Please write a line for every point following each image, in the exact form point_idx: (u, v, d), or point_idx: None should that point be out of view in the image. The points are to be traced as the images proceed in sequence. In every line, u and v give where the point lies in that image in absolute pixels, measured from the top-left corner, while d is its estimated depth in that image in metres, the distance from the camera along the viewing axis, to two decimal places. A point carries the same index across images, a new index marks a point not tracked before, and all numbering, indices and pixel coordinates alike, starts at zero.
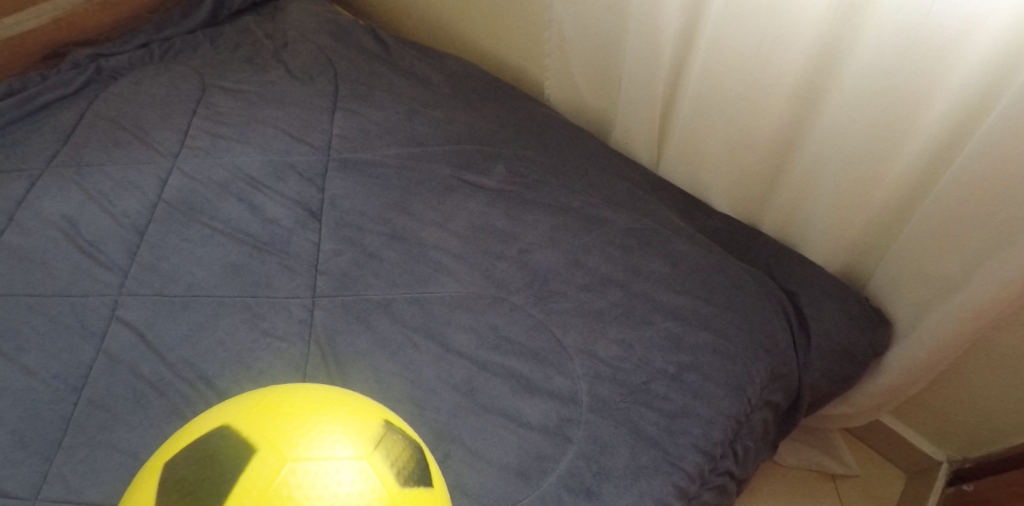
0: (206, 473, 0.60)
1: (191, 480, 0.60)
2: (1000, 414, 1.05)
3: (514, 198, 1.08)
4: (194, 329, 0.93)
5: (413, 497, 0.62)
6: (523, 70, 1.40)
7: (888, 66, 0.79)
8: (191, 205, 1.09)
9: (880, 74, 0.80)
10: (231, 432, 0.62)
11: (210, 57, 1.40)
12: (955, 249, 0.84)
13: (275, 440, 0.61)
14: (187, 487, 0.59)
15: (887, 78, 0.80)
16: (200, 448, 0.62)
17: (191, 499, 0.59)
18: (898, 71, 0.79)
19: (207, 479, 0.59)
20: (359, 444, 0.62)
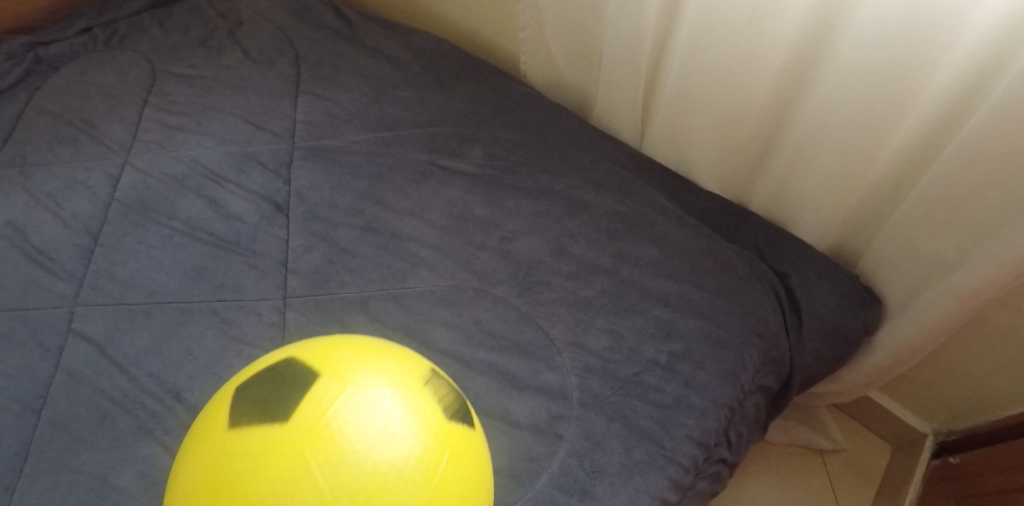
0: (270, 395, 0.63)
1: (258, 398, 0.63)
2: (988, 388, 1.05)
3: (493, 183, 1.03)
4: (159, 339, 0.88)
5: (458, 435, 0.65)
6: (496, 44, 1.34)
7: (892, 35, 0.76)
8: (147, 204, 1.02)
9: (882, 44, 0.77)
10: (299, 360, 0.66)
11: (159, 41, 1.31)
12: (958, 222, 0.83)
13: (334, 370, 0.64)
14: (257, 403, 0.63)
15: (888, 53, 0.77)
16: (266, 372, 0.65)
17: (259, 413, 0.62)
18: (900, 45, 0.76)
19: (273, 397, 0.63)
20: (411, 385, 0.65)
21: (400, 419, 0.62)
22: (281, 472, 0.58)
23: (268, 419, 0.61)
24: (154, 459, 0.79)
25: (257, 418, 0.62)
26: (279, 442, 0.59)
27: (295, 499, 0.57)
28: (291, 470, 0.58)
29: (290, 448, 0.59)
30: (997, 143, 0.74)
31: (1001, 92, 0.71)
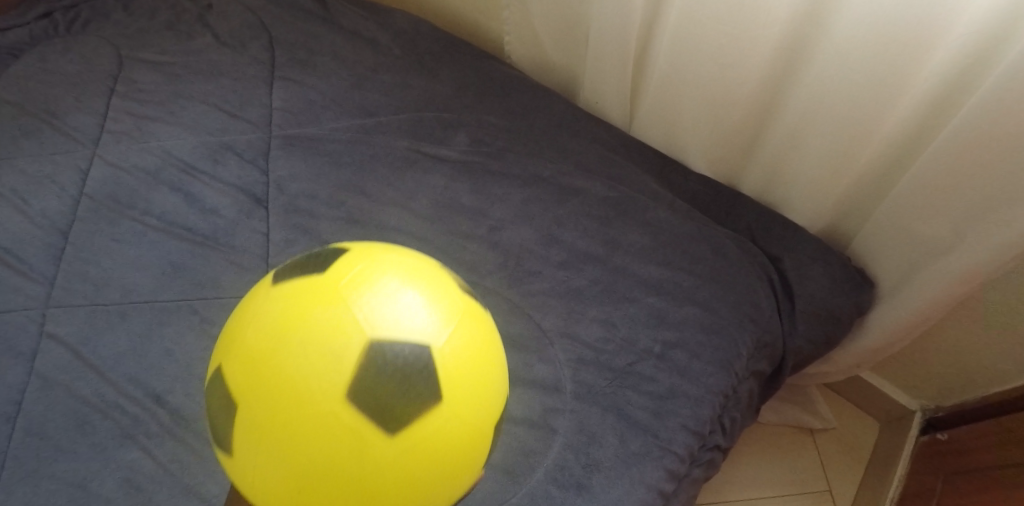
0: (306, 257, 0.61)
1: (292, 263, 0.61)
2: (978, 364, 1.06)
3: (479, 170, 1.01)
4: (136, 340, 0.85)
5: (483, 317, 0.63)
6: (477, 24, 1.30)
7: (889, 13, 0.74)
8: (119, 198, 0.98)
9: (880, 22, 0.75)
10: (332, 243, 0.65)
11: (125, 25, 1.25)
12: (953, 203, 0.82)
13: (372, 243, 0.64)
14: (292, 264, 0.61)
15: (885, 33, 0.76)
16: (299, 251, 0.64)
17: (295, 268, 0.60)
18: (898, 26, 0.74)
19: (310, 258, 0.61)
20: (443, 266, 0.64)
21: (433, 282, 0.59)
22: (319, 295, 0.55)
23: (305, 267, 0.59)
24: (137, 465, 0.76)
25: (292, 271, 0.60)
26: (317, 277, 0.57)
27: (330, 316, 0.53)
28: (314, 301, 0.55)
29: (329, 278, 0.56)
30: (994, 126, 0.73)
31: (1000, 74, 0.70)
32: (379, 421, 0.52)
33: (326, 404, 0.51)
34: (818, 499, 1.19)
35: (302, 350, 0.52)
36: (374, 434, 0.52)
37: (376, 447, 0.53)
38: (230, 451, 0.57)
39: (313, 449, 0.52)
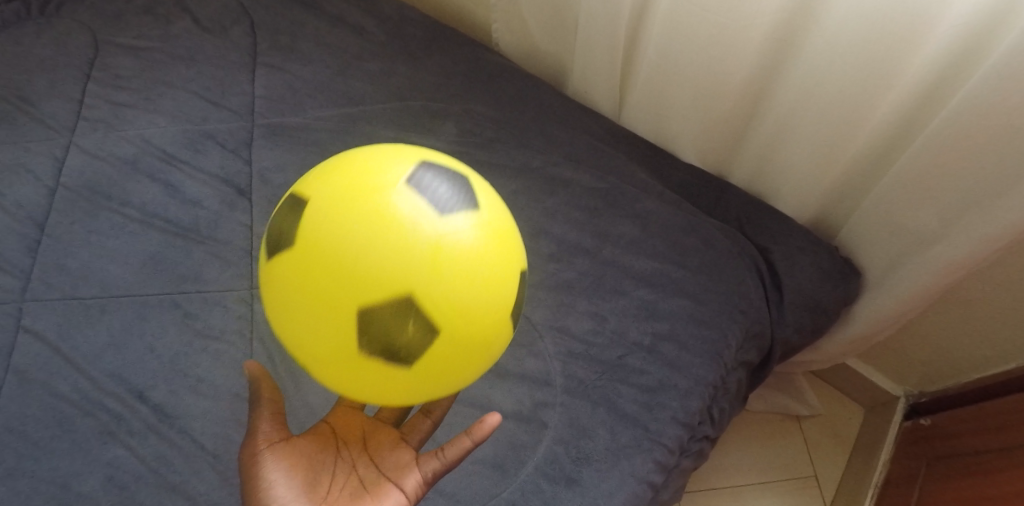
0: None
1: None
2: (961, 351, 1.07)
3: (467, 160, 0.99)
4: (117, 335, 0.83)
5: None
6: (465, 9, 1.27)
7: (882, 4, 0.73)
8: (97, 188, 0.96)
9: (872, 12, 0.74)
10: None
11: (100, 7, 1.21)
12: (942, 194, 0.82)
13: None
14: None
15: (877, 21, 0.74)
16: None
17: None
18: (890, 14, 0.73)
19: None
20: None
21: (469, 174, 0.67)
22: (381, 148, 0.63)
23: None
24: (120, 463, 0.75)
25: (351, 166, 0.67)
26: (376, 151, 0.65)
27: (392, 151, 0.61)
28: (377, 148, 0.62)
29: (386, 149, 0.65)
30: (985, 116, 0.72)
31: (990, 65, 0.69)
32: (434, 215, 0.55)
33: (382, 191, 0.55)
34: (804, 484, 1.21)
35: (371, 162, 0.59)
36: (427, 219, 0.55)
37: (423, 268, 0.53)
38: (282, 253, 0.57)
39: (362, 262, 0.53)
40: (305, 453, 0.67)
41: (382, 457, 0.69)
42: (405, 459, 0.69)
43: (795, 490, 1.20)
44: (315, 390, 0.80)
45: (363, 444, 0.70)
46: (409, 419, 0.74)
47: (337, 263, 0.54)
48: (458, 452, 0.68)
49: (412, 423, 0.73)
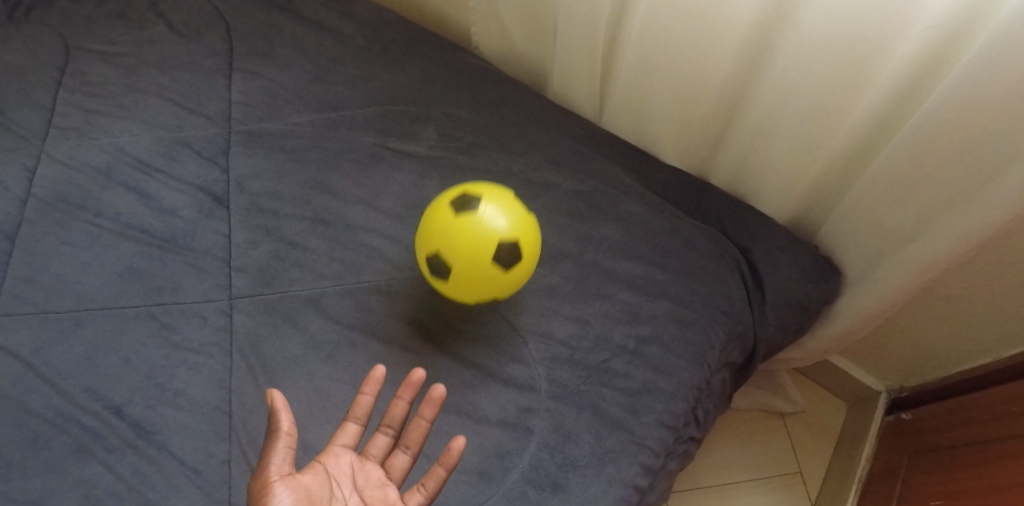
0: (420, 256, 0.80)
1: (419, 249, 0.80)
2: (939, 346, 1.08)
3: (448, 165, 0.99)
4: (92, 349, 0.81)
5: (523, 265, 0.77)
6: (444, 12, 1.26)
7: (855, 7, 0.73)
8: (69, 199, 0.94)
9: (846, 16, 0.75)
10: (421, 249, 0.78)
11: (70, 12, 1.18)
12: (918, 193, 0.83)
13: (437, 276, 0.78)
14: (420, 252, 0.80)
15: (852, 22, 0.75)
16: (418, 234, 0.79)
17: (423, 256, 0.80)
18: (865, 15, 0.73)
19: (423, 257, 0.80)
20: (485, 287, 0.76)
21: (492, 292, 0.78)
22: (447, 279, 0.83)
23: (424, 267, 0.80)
24: (97, 480, 0.73)
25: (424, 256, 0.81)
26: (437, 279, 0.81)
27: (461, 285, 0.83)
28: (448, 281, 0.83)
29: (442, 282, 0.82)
30: (958, 116, 0.73)
31: (964, 64, 0.70)
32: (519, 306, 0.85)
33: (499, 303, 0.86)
34: (790, 481, 1.22)
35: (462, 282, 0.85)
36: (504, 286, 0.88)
37: None
38: None
39: None
40: (308, 486, 0.64)
41: (368, 494, 0.69)
42: (391, 496, 0.69)
43: (781, 487, 1.21)
44: (296, 401, 0.79)
45: (351, 482, 0.69)
46: (388, 456, 0.72)
47: None
48: (437, 485, 0.69)
49: (390, 460, 0.72)
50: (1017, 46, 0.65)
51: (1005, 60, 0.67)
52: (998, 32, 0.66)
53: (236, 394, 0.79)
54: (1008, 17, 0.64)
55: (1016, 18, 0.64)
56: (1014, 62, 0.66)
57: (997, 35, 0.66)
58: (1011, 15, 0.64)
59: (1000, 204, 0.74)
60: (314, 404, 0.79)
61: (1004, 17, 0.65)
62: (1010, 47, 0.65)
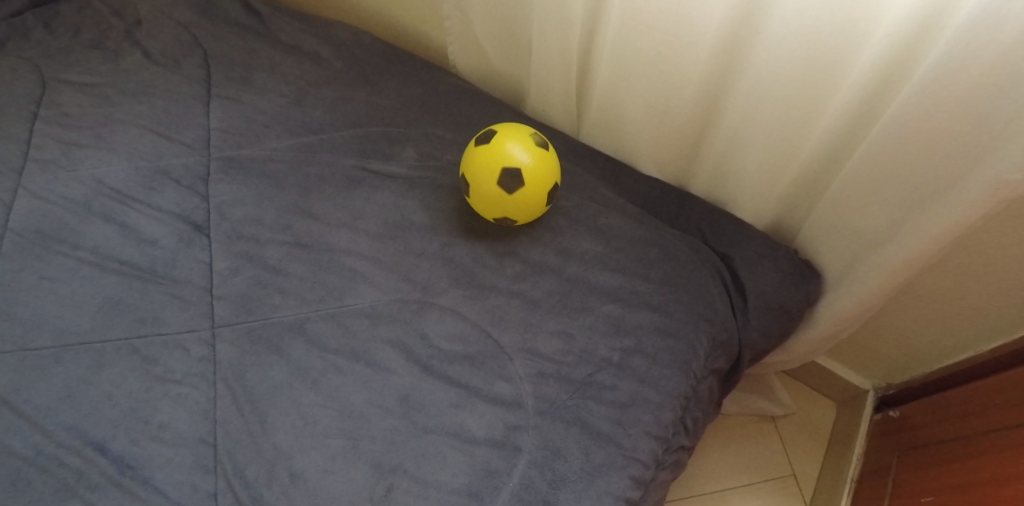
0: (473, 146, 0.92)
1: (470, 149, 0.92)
2: (922, 344, 1.09)
3: (428, 185, 0.99)
4: (74, 385, 0.80)
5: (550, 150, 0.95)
6: (420, 33, 1.27)
7: (817, 19, 0.75)
8: (47, 233, 0.93)
9: (808, 28, 0.76)
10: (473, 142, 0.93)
11: (44, 43, 1.18)
12: (890, 196, 0.84)
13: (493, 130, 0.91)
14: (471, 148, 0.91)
15: (814, 32, 0.76)
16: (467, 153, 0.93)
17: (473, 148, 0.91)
18: (825, 25, 0.75)
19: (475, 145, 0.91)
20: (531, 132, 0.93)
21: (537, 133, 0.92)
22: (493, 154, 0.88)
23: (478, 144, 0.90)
24: None
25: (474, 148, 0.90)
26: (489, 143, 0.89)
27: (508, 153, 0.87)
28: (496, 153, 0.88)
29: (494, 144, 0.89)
30: (923, 117, 0.74)
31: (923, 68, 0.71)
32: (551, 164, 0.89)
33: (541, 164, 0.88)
34: (784, 484, 1.22)
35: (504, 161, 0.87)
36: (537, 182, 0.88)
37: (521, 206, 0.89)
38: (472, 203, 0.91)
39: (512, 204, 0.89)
40: None
41: None
42: None
43: (775, 491, 1.21)
44: (282, 429, 0.79)
45: None
46: None
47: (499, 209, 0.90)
48: None
49: None
50: (973, 49, 0.67)
51: (963, 63, 0.68)
52: (954, 36, 0.67)
53: (221, 424, 0.78)
54: (963, 21, 0.66)
55: (970, 21, 0.65)
56: (972, 64, 0.68)
57: (953, 39, 0.67)
58: (966, 18, 0.65)
59: (966, 202, 0.75)
60: (299, 431, 0.78)
61: (959, 21, 0.66)
62: (967, 50, 0.67)
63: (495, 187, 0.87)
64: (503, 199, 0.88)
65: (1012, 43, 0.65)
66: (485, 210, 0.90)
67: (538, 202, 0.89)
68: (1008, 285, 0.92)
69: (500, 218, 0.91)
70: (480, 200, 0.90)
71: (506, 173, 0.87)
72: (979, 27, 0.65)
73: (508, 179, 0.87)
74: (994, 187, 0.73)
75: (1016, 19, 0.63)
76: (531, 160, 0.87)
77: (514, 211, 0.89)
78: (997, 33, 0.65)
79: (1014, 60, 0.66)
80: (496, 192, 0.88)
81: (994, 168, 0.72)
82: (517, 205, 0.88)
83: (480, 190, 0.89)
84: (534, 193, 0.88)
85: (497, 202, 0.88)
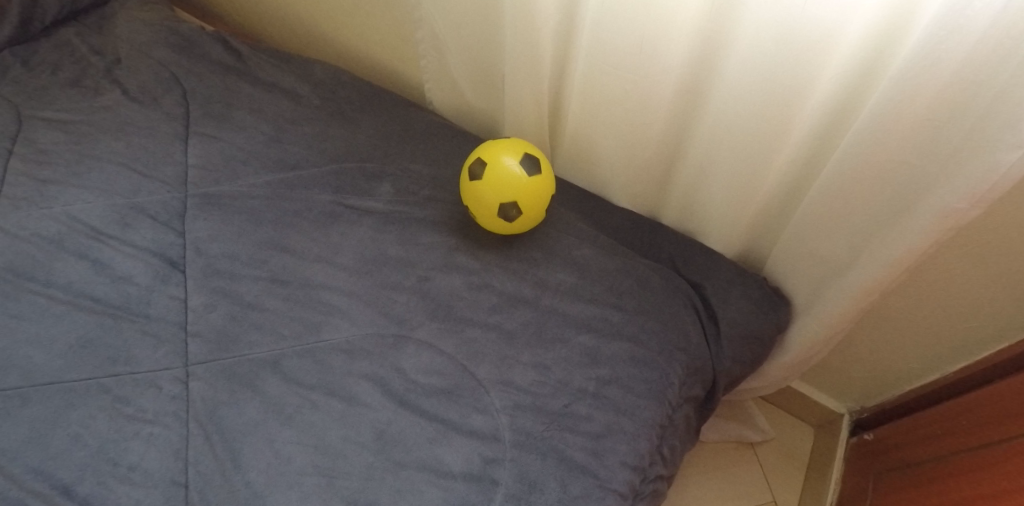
0: (484, 145, 0.95)
1: (481, 148, 0.95)
2: (889, 368, 1.11)
3: (405, 220, 1.00)
4: (43, 426, 0.80)
5: None
6: (398, 71, 1.29)
7: (771, 62, 0.78)
8: (19, 272, 0.93)
9: (763, 70, 0.79)
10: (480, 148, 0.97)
11: (22, 81, 1.18)
12: (848, 225, 0.87)
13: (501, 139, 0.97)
14: (483, 146, 0.94)
15: (768, 73, 0.79)
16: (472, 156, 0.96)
17: (486, 145, 0.95)
18: (777, 68, 0.78)
19: (485, 146, 0.95)
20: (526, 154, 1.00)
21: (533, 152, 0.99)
22: (510, 144, 0.93)
23: (493, 141, 0.95)
24: None
25: (489, 143, 0.94)
26: (505, 139, 0.94)
27: (524, 146, 0.93)
28: (514, 142, 0.93)
29: (511, 139, 0.94)
30: (875, 151, 0.78)
31: (871, 104, 0.75)
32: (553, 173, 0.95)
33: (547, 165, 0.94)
34: None
35: (523, 150, 0.93)
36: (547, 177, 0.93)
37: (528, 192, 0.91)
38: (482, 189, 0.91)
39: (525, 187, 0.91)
40: None
41: None
42: None
43: None
44: (256, 468, 0.78)
45: None
46: None
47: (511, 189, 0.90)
48: None
49: None
50: (914, 87, 0.70)
51: (906, 101, 0.72)
52: (897, 76, 0.71)
53: (192, 464, 0.78)
54: (903, 61, 0.69)
55: (910, 62, 0.69)
56: (914, 102, 0.71)
57: (897, 78, 0.71)
58: (906, 59, 0.69)
59: (918, 230, 0.78)
60: (273, 469, 0.78)
61: (899, 61, 0.70)
62: (908, 88, 0.71)
63: (513, 166, 0.90)
64: (519, 177, 0.90)
65: (949, 81, 0.68)
66: (495, 192, 0.90)
67: (544, 196, 0.93)
68: (967, 309, 0.95)
69: (507, 204, 0.91)
70: (493, 182, 0.90)
71: (525, 158, 0.91)
72: (918, 67, 0.68)
73: (523, 166, 0.91)
74: (943, 215, 0.76)
75: (951, 60, 0.67)
76: (542, 157, 0.94)
77: (525, 194, 0.90)
78: (935, 73, 0.68)
79: (953, 97, 0.70)
80: (514, 171, 0.90)
81: (942, 197, 0.75)
82: (529, 189, 0.91)
83: (497, 168, 0.90)
84: (543, 186, 0.92)
85: (511, 181, 0.90)
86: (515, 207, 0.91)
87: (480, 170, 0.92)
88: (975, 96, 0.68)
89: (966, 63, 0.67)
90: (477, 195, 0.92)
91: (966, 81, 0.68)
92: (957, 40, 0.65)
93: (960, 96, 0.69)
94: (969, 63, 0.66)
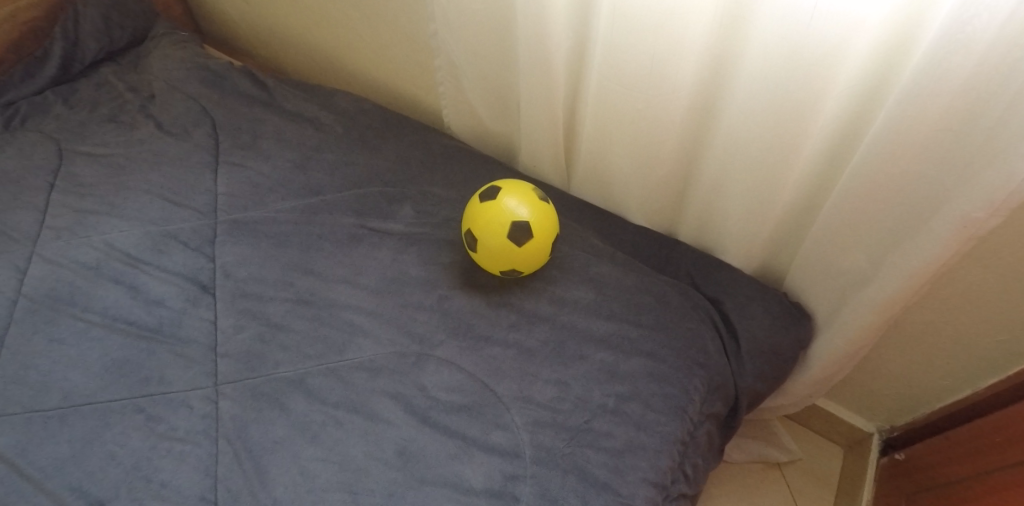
0: (475, 205, 0.94)
1: (473, 209, 0.94)
2: (916, 384, 1.10)
3: (425, 241, 1.03)
4: (79, 445, 0.83)
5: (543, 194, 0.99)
6: (418, 99, 1.33)
7: (780, 79, 0.80)
8: (59, 297, 0.97)
9: (773, 87, 0.81)
10: (473, 202, 0.95)
11: (63, 118, 1.25)
12: (866, 237, 0.87)
13: (492, 188, 0.94)
14: (474, 210, 0.93)
15: (778, 89, 0.81)
16: (467, 213, 0.95)
17: (476, 208, 0.93)
18: (786, 84, 0.80)
19: (477, 205, 0.93)
20: (524, 183, 0.95)
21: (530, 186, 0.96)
22: (498, 213, 0.90)
23: (483, 204, 0.93)
24: None
25: (479, 208, 0.93)
26: (493, 204, 0.91)
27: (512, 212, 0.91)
28: (501, 210, 0.90)
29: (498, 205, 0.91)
30: (887, 164, 0.79)
31: (882, 117, 0.76)
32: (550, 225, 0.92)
33: (543, 225, 0.91)
34: None
35: (510, 219, 0.90)
36: (543, 239, 0.92)
37: (522, 259, 0.92)
38: (480, 258, 0.94)
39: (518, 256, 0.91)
40: None
41: None
42: None
43: None
44: (282, 484, 0.79)
45: None
46: None
47: (505, 260, 0.92)
48: None
49: None
50: (926, 100, 0.71)
51: (917, 113, 0.73)
52: (906, 90, 0.72)
53: (221, 481, 0.80)
54: (912, 75, 0.71)
55: (919, 76, 0.70)
56: (924, 114, 0.72)
57: (907, 91, 0.72)
58: (914, 73, 0.71)
59: (937, 240, 0.78)
60: (299, 486, 0.79)
61: (909, 74, 0.71)
62: (919, 100, 0.71)
63: (504, 241, 0.90)
64: (512, 252, 0.91)
65: (960, 92, 0.69)
66: (493, 262, 0.93)
67: (543, 254, 0.93)
68: (992, 323, 0.94)
69: (507, 271, 0.94)
70: (488, 255, 0.92)
71: (515, 229, 0.90)
72: (927, 79, 0.70)
73: (515, 238, 0.90)
74: (960, 225, 0.76)
75: (958, 72, 0.68)
76: (533, 221, 0.91)
77: (521, 262, 0.92)
78: (943, 85, 0.69)
79: (964, 108, 0.70)
80: (506, 247, 0.90)
81: (959, 207, 0.75)
82: (525, 257, 0.92)
83: (489, 244, 0.91)
84: (540, 248, 0.92)
85: (505, 253, 0.91)
86: (516, 271, 0.94)
87: (476, 239, 0.92)
88: (985, 107, 0.69)
89: (976, 74, 0.67)
90: (478, 260, 0.95)
91: (977, 92, 0.69)
92: (964, 54, 0.66)
93: (971, 106, 0.70)
94: (979, 74, 0.67)
